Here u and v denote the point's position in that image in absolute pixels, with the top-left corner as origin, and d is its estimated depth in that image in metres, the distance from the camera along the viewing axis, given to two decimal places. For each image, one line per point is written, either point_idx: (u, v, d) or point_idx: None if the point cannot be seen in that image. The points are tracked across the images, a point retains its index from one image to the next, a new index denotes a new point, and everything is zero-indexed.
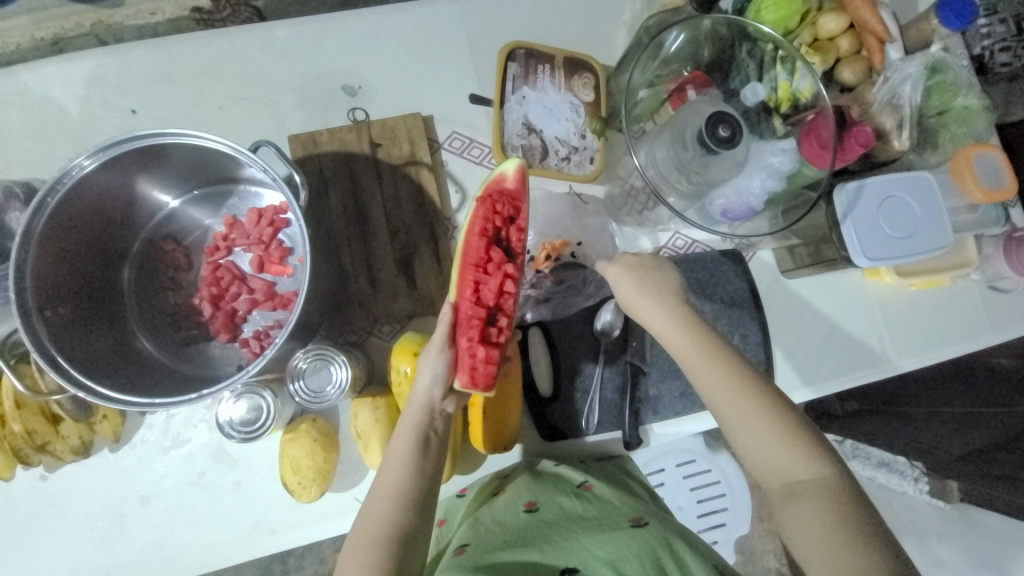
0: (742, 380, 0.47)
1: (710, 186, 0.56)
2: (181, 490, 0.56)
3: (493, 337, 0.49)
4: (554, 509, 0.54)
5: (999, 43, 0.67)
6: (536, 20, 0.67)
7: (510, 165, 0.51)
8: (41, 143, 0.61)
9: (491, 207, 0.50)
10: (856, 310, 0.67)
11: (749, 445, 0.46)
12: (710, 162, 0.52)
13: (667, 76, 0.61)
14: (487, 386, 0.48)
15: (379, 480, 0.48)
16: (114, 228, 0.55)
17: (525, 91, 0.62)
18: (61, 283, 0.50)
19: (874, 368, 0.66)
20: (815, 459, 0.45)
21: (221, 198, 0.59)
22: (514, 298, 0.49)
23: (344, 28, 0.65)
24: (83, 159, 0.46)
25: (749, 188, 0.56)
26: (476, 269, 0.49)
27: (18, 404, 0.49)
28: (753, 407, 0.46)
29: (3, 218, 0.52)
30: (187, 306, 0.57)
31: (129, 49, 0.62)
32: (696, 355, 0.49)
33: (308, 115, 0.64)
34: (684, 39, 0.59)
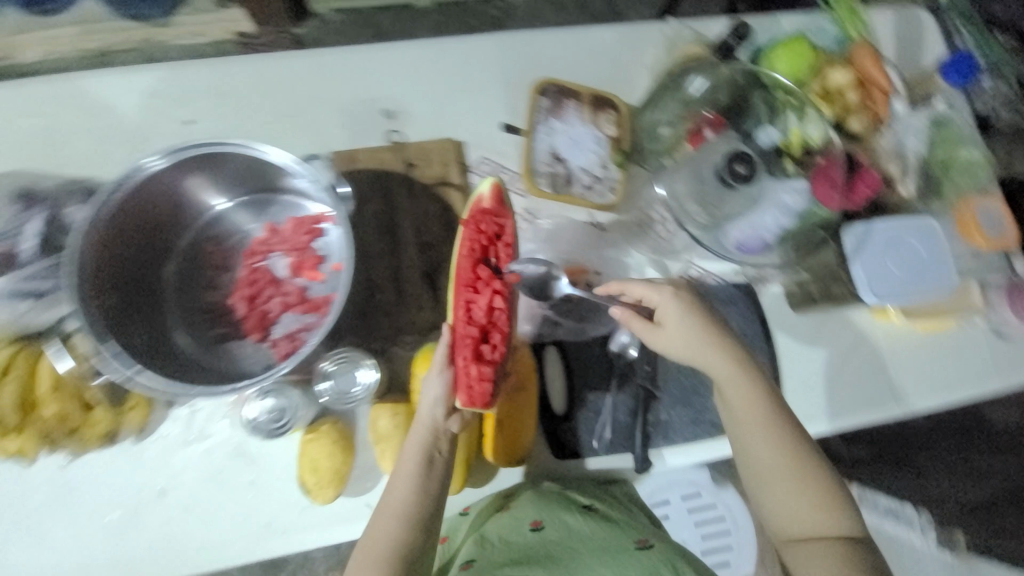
0: (780, 430, 0.51)
1: (727, 220, 0.61)
2: (198, 485, 0.57)
3: (486, 354, 0.54)
4: (558, 528, 0.55)
5: (1003, 102, 0.73)
6: (566, 59, 0.73)
7: (487, 186, 0.60)
8: (92, 143, 0.64)
9: (477, 227, 0.59)
10: (865, 349, 0.69)
11: (775, 491, 0.50)
12: (727, 195, 0.60)
13: (687, 116, 0.64)
14: (485, 405, 0.51)
15: (386, 498, 0.50)
16: (165, 227, 0.58)
17: (553, 122, 0.66)
18: (112, 275, 0.52)
19: (881, 406, 0.68)
20: (839, 511, 0.49)
21: (264, 205, 0.62)
22: (504, 313, 0.57)
23: (387, 58, 0.71)
24: (150, 159, 0.50)
25: (763, 223, 0.59)
26: (467, 289, 0.57)
27: (57, 385, 0.51)
28: (786, 456, 0.50)
29: (62, 212, 0.56)
30: (224, 305, 0.60)
31: (188, 65, 0.67)
32: (743, 404, 0.51)
33: (349, 134, 0.69)
34: (707, 84, 0.64)
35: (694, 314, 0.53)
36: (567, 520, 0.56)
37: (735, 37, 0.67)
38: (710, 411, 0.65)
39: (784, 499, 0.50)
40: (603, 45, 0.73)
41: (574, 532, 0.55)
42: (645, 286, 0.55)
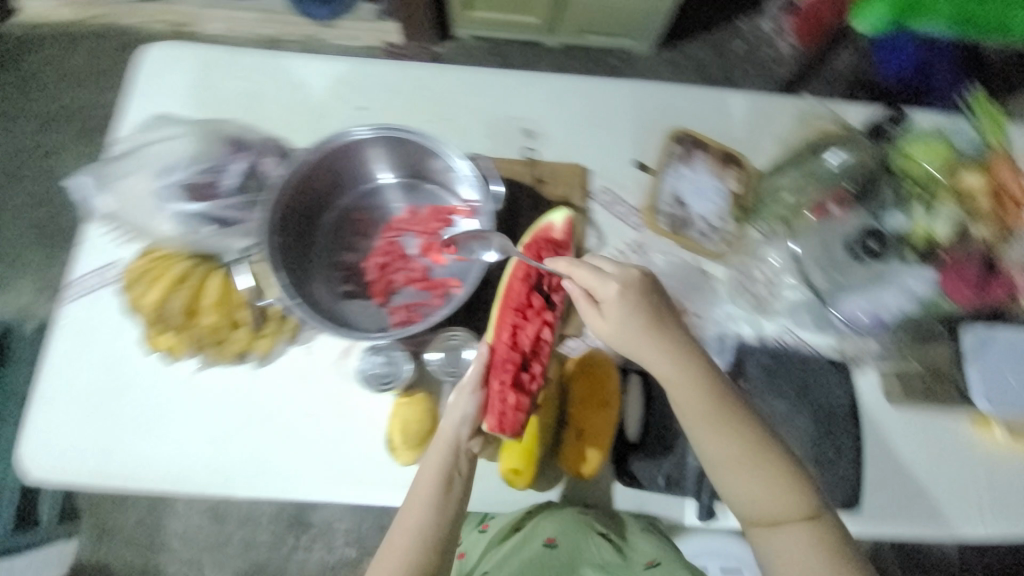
0: (743, 430, 0.52)
1: (838, 289, 0.66)
2: (298, 420, 0.64)
3: (523, 382, 0.60)
4: (568, 549, 0.62)
5: None
6: (702, 113, 0.77)
7: (559, 217, 0.67)
8: (282, 111, 0.75)
9: (537, 252, 0.66)
10: (961, 459, 0.66)
11: (743, 487, 0.52)
12: (851, 265, 0.65)
13: (817, 187, 0.67)
14: (513, 431, 0.58)
15: (402, 520, 0.54)
16: (336, 191, 0.67)
17: (682, 169, 0.73)
18: (290, 218, 0.62)
19: (972, 525, 0.64)
20: (805, 495, 0.52)
21: (414, 190, 0.69)
22: (547, 343, 0.63)
23: (538, 83, 0.78)
24: (355, 129, 0.61)
25: (884, 302, 0.65)
26: (515, 314, 0.62)
27: (228, 294, 0.61)
28: (745, 452, 0.52)
29: (262, 166, 0.64)
30: (359, 268, 0.67)
31: (373, 64, 0.78)
32: (692, 404, 0.53)
33: (491, 143, 0.76)
34: (846, 159, 0.65)
35: (645, 309, 0.55)
36: (579, 541, 0.63)
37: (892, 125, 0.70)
38: None
39: (747, 492, 0.52)
40: (739, 107, 0.77)
41: (581, 553, 0.63)
42: (595, 276, 0.56)
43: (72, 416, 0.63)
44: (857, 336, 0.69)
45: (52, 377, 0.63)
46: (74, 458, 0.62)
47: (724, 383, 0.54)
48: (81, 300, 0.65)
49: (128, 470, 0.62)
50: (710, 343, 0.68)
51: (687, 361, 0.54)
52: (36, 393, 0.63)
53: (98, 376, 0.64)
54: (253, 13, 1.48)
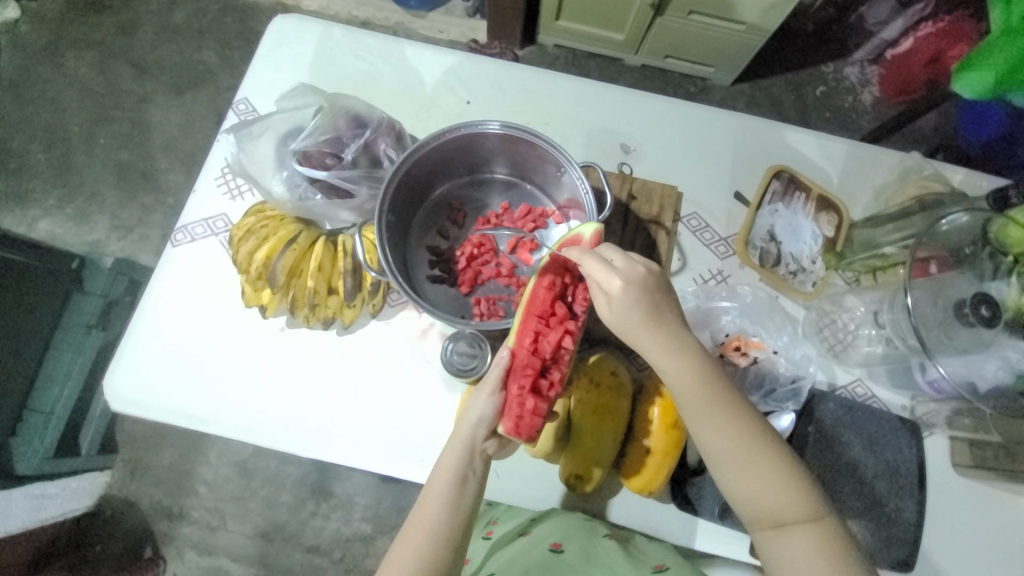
0: (743, 425, 0.49)
1: (943, 351, 0.60)
2: (370, 393, 0.66)
3: (542, 389, 0.56)
4: (576, 554, 0.58)
5: None
6: (798, 155, 0.78)
7: (587, 230, 0.57)
8: (394, 95, 0.79)
9: (562, 264, 0.59)
10: (1016, 535, 0.66)
11: (739, 479, 0.49)
12: (956, 329, 0.60)
13: (925, 243, 0.62)
14: (527, 436, 0.55)
15: (417, 515, 0.53)
16: (440, 177, 0.69)
17: (778, 206, 0.74)
18: (400, 197, 0.64)
19: None
20: (807, 493, 0.48)
21: (511, 189, 0.72)
22: (568, 353, 0.57)
23: (641, 103, 0.80)
24: (487, 122, 0.62)
25: (980, 370, 0.59)
26: (538, 321, 0.57)
27: (334, 262, 0.64)
28: (746, 448, 0.49)
29: (376, 148, 0.67)
30: (449, 255, 0.69)
31: (485, 61, 0.81)
32: (690, 395, 0.50)
33: (588, 153, 0.78)
34: (957, 222, 0.62)
35: (648, 292, 0.52)
36: (588, 545, 0.60)
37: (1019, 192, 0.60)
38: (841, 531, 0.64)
39: (747, 491, 0.48)
40: (837, 154, 0.78)
41: (591, 559, 0.58)
42: (600, 265, 0.52)
43: (165, 353, 0.66)
44: (933, 398, 0.68)
45: (152, 314, 0.67)
46: (160, 393, 0.65)
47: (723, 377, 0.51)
48: (187, 243, 0.69)
49: (208, 413, 0.64)
50: (784, 384, 0.67)
51: (687, 350, 0.51)
52: (135, 326, 0.67)
53: (193, 320, 0.67)
54: None
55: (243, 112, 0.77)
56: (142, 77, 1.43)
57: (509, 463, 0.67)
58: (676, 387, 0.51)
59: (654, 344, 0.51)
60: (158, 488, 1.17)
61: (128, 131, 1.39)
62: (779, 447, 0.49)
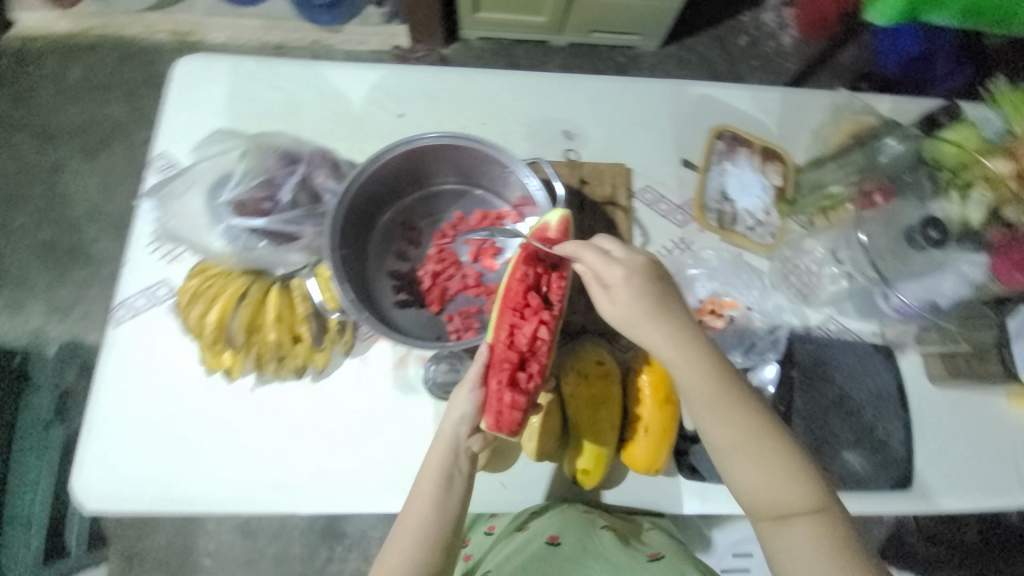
0: (750, 415, 0.50)
1: (898, 278, 0.64)
2: (358, 433, 0.64)
3: (520, 382, 0.56)
4: (573, 546, 0.61)
5: None
6: (734, 111, 0.79)
7: (556, 217, 0.58)
8: (323, 121, 0.75)
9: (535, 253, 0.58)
10: (997, 431, 0.70)
11: (744, 468, 0.49)
12: (910, 254, 0.63)
13: (866, 179, 0.66)
14: (510, 430, 0.55)
15: (405, 518, 0.53)
16: (386, 199, 0.66)
17: (726, 165, 0.74)
18: (348, 229, 0.61)
19: (1010, 495, 0.68)
20: (811, 484, 0.49)
21: (461, 196, 0.69)
22: (545, 344, 0.57)
23: (575, 87, 0.79)
24: (422, 135, 0.60)
25: (939, 290, 0.62)
26: (513, 314, 0.56)
27: (292, 308, 0.61)
28: (751, 439, 0.49)
29: (313, 180, 0.63)
30: (412, 275, 0.67)
31: (410, 71, 0.78)
32: (697, 388, 0.50)
33: (532, 146, 0.77)
34: (898, 151, 0.65)
35: (649, 295, 0.52)
36: (584, 537, 0.62)
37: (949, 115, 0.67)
38: (839, 464, 0.66)
39: (752, 483, 0.49)
40: (771, 104, 0.79)
41: (588, 550, 0.61)
42: (598, 260, 0.53)
43: (131, 440, 0.62)
44: (900, 321, 0.71)
45: (109, 401, 0.63)
46: (135, 482, 0.61)
47: (727, 369, 0.51)
48: (131, 319, 0.65)
49: (191, 491, 0.61)
50: (762, 337, 0.69)
51: (692, 342, 0.51)
52: (91, 418, 0.62)
53: (156, 399, 0.63)
54: (256, 20, 1.46)
55: (163, 166, 0.72)
56: (49, 145, 1.33)
57: (514, 473, 0.66)
58: (683, 380, 0.51)
59: (656, 335, 0.51)
60: (160, 571, 1.12)
61: (46, 205, 1.29)
62: (783, 438, 0.50)
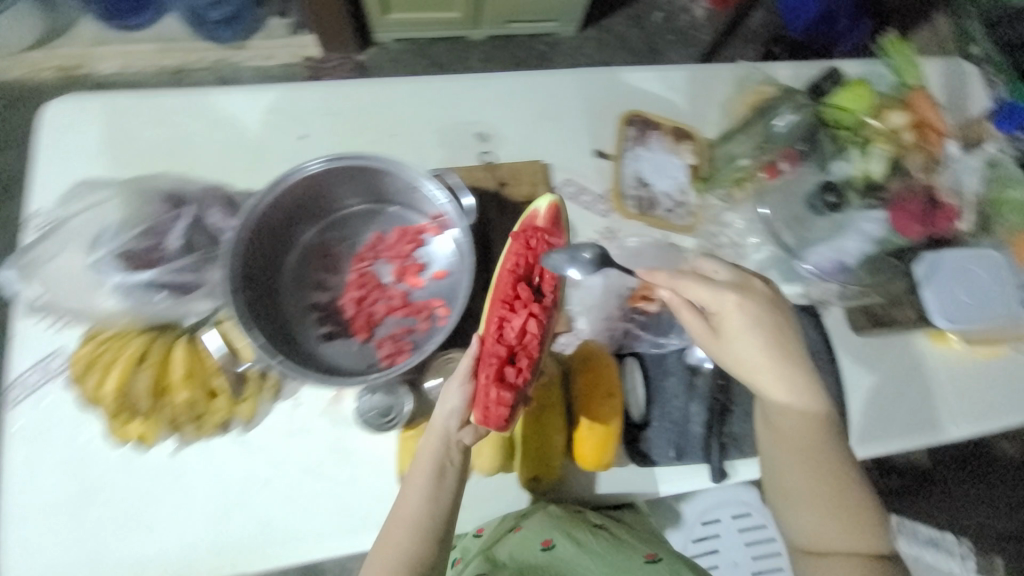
0: (818, 458, 0.56)
1: (808, 244, 0.69)
2: (299, 477, 0.61)
3: (509, 376, 0.54)
4: (567, 548, 0.60)
5: None
6: (643, 94, 0.79)
7: (544, 204, 0.62)
8: (218, 153, 0.70)
9: (523, 244, 0.60)
10: (929, 370, 0.72)
11: (803, 505, 0.56)
12: (818, 219, 0.69)
13: (770, 149, 0.70)
14: (498, 426, 0.52)
15: (399, 509, 0.54)
16: (292, 227, 0.62)
17: (640, 151, 0.75)
18: (251, 268, 0.57)
19: (950, 429, 0.70)
20: (869, 533, 0.55)
21: (376, 215, 0.66)
22: (534, 336, 0.56)
23: (483, 86, 0.77)
24: (315, 161, 0.57)
25: (846, 247, 0.68)
26: (503, 306, 0.57)
27: (199, 365, 0.57)
28: (822, 479, 0.55)
29: (206, 219, 0.59)
30: (333, 306, 0.64)
31: (305, 88, 0.74)
32: (786, 430, 0.56)
33: (445, 153, 0.74)
34: (793, 119, 0.69)
35: (789, 340, 0.56)
36: (577, 537, 0.61)
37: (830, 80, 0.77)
38: None
39: (811, 521, 0.55)
40: (678, 82, 0.80)
41: (582, 551, 0.60)
42: (706, 295, 0.57)
43: (45, 529, 0.57)
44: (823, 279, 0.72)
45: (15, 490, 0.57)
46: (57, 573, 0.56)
47: (835, 424, 0.56)
48: (27, 399, 0.59)
49: (124, 570, 0.57)
50: None
51: (815, 391, 0.56)
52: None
53: (65, 480, 0.58)
54: (151, 44, 1.37)
55: (41, 225, 0.65)
56: None
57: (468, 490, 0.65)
58: (774, 417, 0.57)
59: (781, 381, 0.56)
60: None
61: None
62: (850, 486, 0.56)
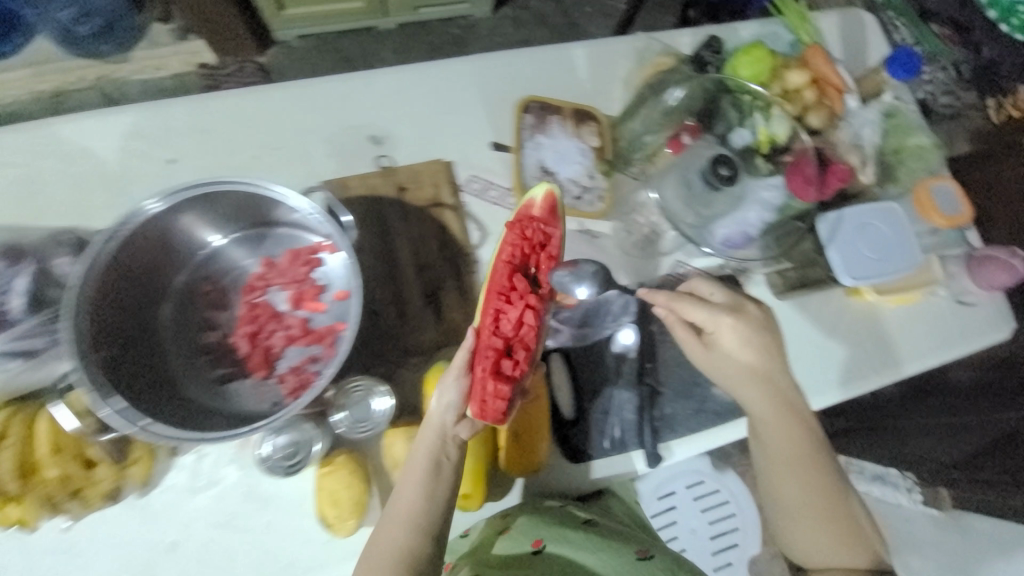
0: (812, 473, 0.57)
1: (713, 219, 0.65)
2: (209, 533, 0.58)
3: (507, 370, 0.57)
4: (561, 550, 0.60)
5: (940, 88, 0.87)
6: (542, 77, 0.75)
7: (540, 192, 0.62)
8: (76, 193, 0.63)
9: (521, 233, 0.61)
10: (847, 325, 0.73)
11: (792, 517, 0.57)
12: (714, 197, 0.63)
13: (667, 125, 0.69)
14: (494, 419, 0.55)
15: (395, 505, 0.53)
16: (160, 268, 0.56)
17: (540, 138, 0.70)
18: (110, 324, 0.51)
19: (870, 380, 0.72)
20: (859, 549, 0.56)
21: (259, 239, 0.61)
22: (530, 329, 0.59)
23: (371, 84, 0.71)
24: (150, 201, 0.49)
25: (746, 220, 0.64)
26: (499, 298, 0.59)
27: (59, 443, 0.52)
28: (813, 493, 0.57)
29: (50, 265, 0.55)
30: (225, 345, 0.59)
31: (168, 105, 0.66)
32: (780, 447, 0.57)
33: (336, 162, 0.69)
34: (682, 93, 0.68)
35: (774, 353, 0.59)
36: (570, 536, 0.61)
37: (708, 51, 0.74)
38: (711, 400, 0.69)
39: (805, 538, 0.57)
40: (579, 60, 0.77)
41: (575, 552, 0.60)
42: (704, 313, 0.58)
43: None
44: None
45: None
46: None
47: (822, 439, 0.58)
48: None
49: None
50: (615, 305, 0.68)
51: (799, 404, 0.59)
52: None
53: None
54: (21, 68, 1.22)
55: None
56: None
57: None
58: (765, 435, 0.58)
59: (772, 397, 0.58)
60: None
61: None
62: (839, 500, 0.57)
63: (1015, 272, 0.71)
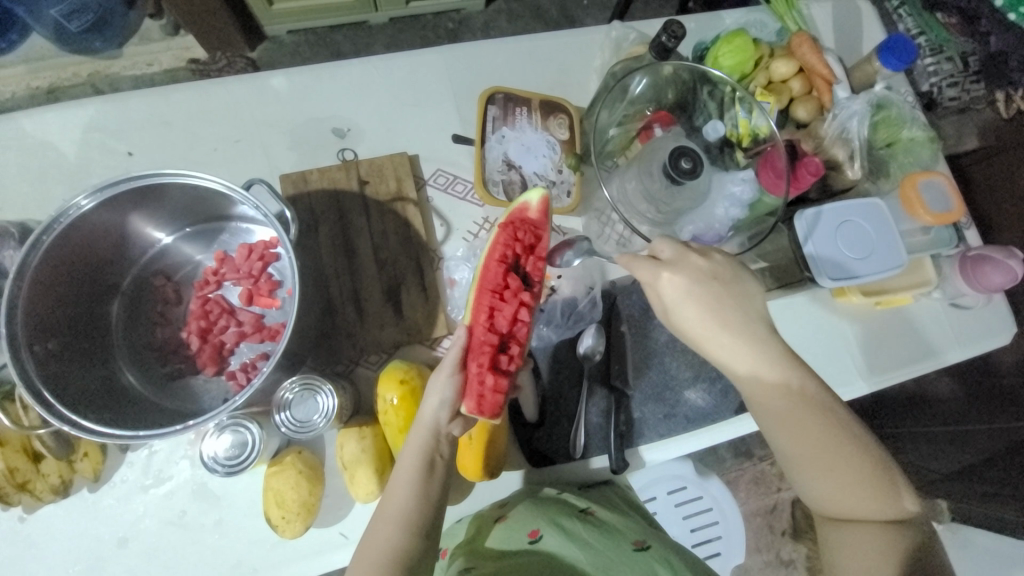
0: (821, 419, 0.47)
1: (678, 215, 0.61)
2: (161, 530, 0.56)
3: (502, 366, 0.51)
4: (556, 539, 0.53)
5: (947, 79, 0.79)
6: (514, 68, 0.73)
7: (535, 196, 0.55)
8: (37, 186, 0.63)
9: (513, 233, 0.53)
10: (831, 326, 0.70)
11: (806, 476, 0.48)
12: (676, 193, 0.58)
13: (634, 116, 0.66)
14: (493, 413, 0.50)
15: (384, 505, 0.49)
16: (108, 263, 0.58)
17: (505, 131, 0.68)
18: (52, 319, 0.52)
19: (854, 384, 0.68)
20: (886, 495, 0.47)
21: (213, 235, 0.62)
22: (527, 326, 0.52)
23: (334, 75, 0.69)
24: (82, 198, 0.49)
25: (713, 216, 0.62)
26: (492, 295, 0.52)
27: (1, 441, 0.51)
28: (824, 439, 0.47)
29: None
30: (175, 340, 0.60)
31: (126, 98, 0.65)
32: (766, 396, 0.48)
33: (298, 156, 0.67)
34: (647, 82, 0.64)
35: (728, 305, 0.50)
36: (567, 526, 0.55)
37: (669, 35, 0.58)
38: (683, 404, 0.66)
39: (825, 492, 0.48)
40: (551, 50, 0.74)
41: (572, 541, 0.54)
42: (647, 267, 0.51)
43: None
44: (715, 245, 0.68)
45: None
46: None
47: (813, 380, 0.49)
48: None
49: None
50: (583, 305, 0.66)
51: (768, 343, 0.49)
52: None
53: None
54: (18, 65, 1.18)
55: None
56: None
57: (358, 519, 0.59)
58: (745, 383, 0.50)
59: (737, 340, 0.49)
60: None
61: None
62: (859, 442, 0.48)
63: (1014, 274, 0.66)
